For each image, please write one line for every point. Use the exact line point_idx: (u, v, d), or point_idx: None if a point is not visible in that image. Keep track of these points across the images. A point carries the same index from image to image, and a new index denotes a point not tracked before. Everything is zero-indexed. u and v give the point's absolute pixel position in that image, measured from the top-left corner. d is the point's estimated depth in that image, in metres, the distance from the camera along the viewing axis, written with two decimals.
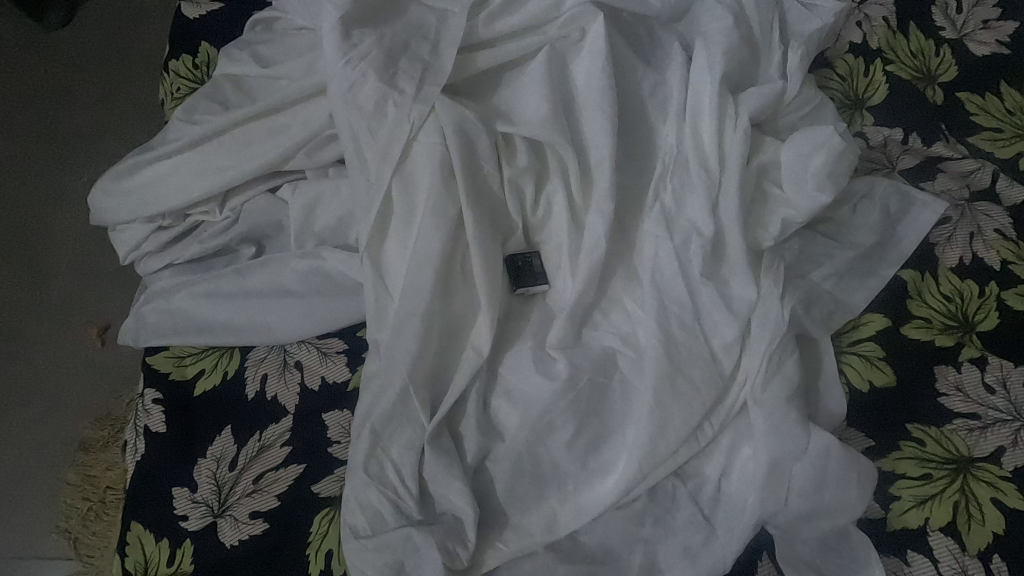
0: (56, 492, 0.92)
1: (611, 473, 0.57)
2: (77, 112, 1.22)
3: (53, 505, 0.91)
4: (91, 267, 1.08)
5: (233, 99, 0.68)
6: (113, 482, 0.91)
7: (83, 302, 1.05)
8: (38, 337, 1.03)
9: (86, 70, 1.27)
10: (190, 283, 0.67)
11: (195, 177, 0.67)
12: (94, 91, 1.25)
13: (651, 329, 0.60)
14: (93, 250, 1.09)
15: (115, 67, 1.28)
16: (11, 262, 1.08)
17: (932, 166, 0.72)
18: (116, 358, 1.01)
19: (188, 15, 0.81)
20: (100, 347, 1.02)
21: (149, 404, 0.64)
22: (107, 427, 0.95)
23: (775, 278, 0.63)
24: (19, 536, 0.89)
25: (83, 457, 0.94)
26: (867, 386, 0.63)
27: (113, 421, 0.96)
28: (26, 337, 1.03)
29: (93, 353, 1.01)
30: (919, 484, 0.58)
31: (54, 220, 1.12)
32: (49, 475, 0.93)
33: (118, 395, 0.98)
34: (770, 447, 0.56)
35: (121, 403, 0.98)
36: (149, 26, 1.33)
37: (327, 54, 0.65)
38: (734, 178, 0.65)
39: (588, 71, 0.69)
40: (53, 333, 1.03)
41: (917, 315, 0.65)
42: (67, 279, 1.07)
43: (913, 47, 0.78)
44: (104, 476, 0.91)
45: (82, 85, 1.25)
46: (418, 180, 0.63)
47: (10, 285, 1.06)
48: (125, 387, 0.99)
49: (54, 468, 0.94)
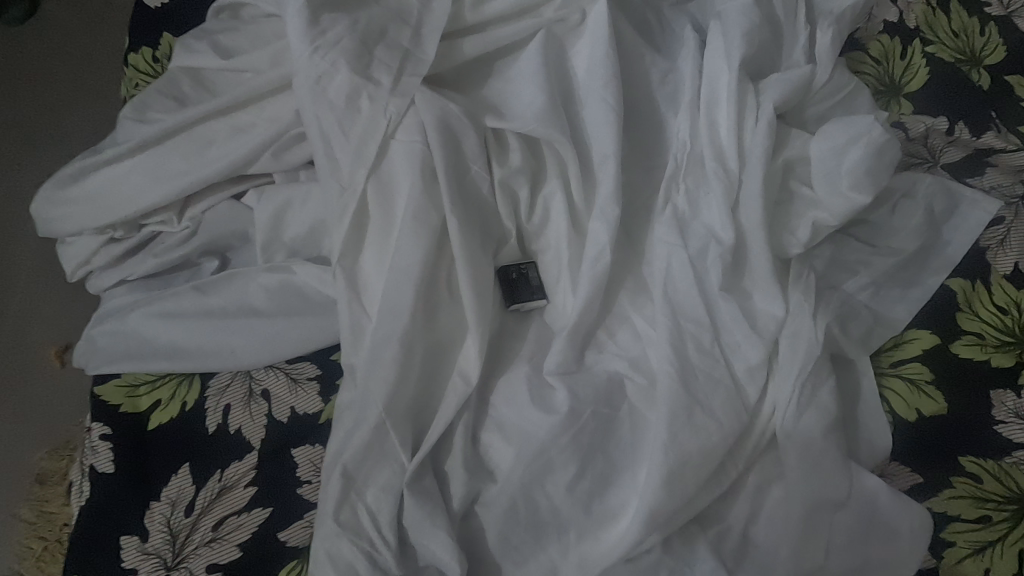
0: (9, 529, 0.85)
1: (620, 519, 0.49)
2: (37, 110, 1.16)
3: (7, 544, 0.85)
4: (53, 281, 1.01)
5: (189, 93, 0.60)
6: (65, 519, 0.83)
7: (44, 321, 0.99)
8: None
9: (49, 65, 1.21)
10: (144, 302, 0.60)
11: (146, 183, 0.59)
12: (56, 88, 1.18)
13: (665, 352, 0.52)
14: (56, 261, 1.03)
15: (80, 62, 1.21)
16: None
17: (980, 160, 0.63)
18: (75, 380, 0.95)
19: (149, 4, 0.74)
20: (59, 369, 0.95)
21: (96, 440, 0.56)
22: (63, 457, 0.89)
23: (805, 290, 0.55)
24: None
25: (40, 491, 0.87)
26: (914, 415, 0.54)
27: (69, 450, 0.90)
28: None
29: (51, 375, 0.95)
30: (976, 528, 0.49)
31: (15, 230, 1.05)
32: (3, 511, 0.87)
33: (75, 421, 0.92)
34: (805, 490, 0.48)
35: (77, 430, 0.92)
36: (115, 19, 1.26)
37: (293, 42, 0.57)
38: (757, 176, 0.57)
39: (590, 58, 0.61)
40: (10, 356, 0.96)
41: (967, 331, 0.56)
42: (28, 295, 1.00)
43: (954, 26, 0.69)
44: (58, 514, 0.85)
45: (44, 82, 1.19)
46: (397, 184, 0.56)
47: None
48: (81, 411, 0.92)
49: (8, 504, 0.87)
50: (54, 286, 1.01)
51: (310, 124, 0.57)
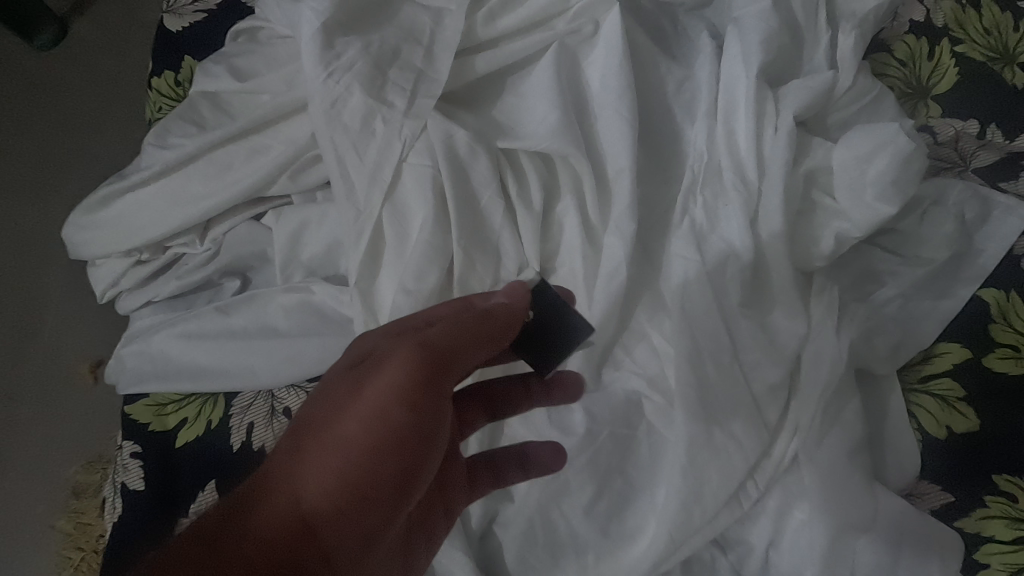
0: (44, 537, 0.85)
1: (638, 540, 0.50)
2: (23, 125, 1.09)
3: (43, 552, 0.84)
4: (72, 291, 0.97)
5: (209, 117, 0.62)
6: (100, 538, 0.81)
7: (69, 339, 0.95)
8: (31, 378, 0.94)
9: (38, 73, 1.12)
10: (171, 322, 0.62)
11: (171, 207, 0.61)
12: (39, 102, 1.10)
13: (682, 370, 0.51)
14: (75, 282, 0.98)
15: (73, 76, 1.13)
16: None
17: (1014, 161, 0.61)
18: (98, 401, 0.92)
19: (170, 28, 0.75)
20: (91, 383, 0.93)
21: (128, 459, 0.60)
22: (97, 470, 0.88)
23: (828, 307, 0.54)
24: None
25: (75, 503, 0.86)
26: (945, 433, 0.53)
27: (103, 464, 0.88)
28: (14, 385, 0.93)
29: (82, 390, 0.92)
30: (1012, 550, 0.49)
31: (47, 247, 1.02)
32: (38, 525, 0.85)
33: (111, 434, 0.91)
34: (831, 515, 0.47)
35: (110, 441, 0.90)
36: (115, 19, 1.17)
37: (308, 66, 0.57)
38: (776, 188, 0.55)
39: (603, 70, 0.60)
40: (54, 372, 0.93)
41: (1002, 343, 0.54)
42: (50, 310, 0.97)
43: (985, 23, 0.66)
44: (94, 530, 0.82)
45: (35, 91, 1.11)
46: (410, 208, 0.56)
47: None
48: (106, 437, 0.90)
49: (45, 515, 0.86)
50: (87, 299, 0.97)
51: (325, 147, 0.57)
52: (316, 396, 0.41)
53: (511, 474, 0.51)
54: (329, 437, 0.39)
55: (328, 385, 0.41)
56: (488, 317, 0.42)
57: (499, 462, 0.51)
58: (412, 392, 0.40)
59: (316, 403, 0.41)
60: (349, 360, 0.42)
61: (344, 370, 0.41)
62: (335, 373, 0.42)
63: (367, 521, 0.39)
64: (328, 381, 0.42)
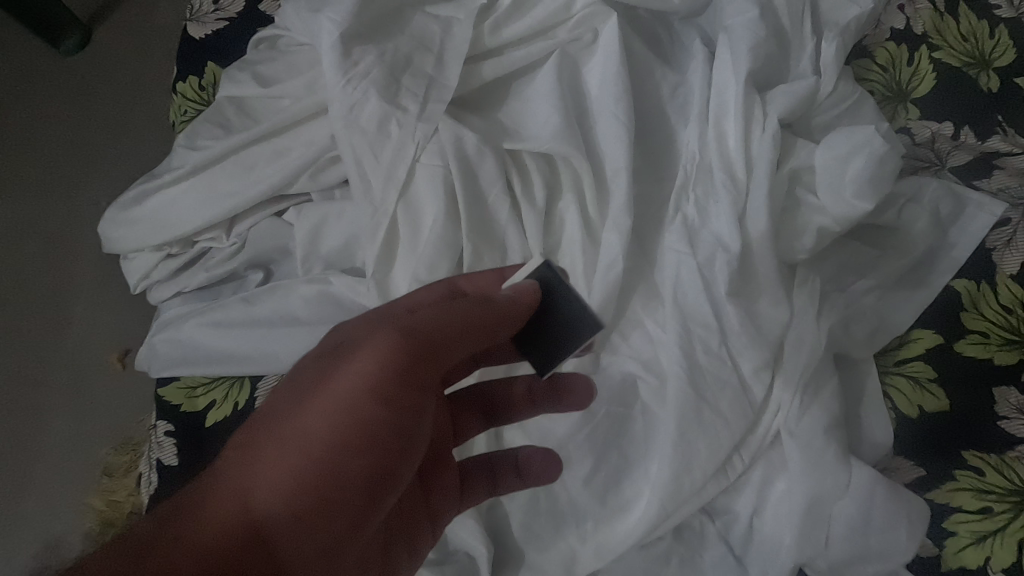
0: (80, 504, 0.96)
1: (633, 509, 0.54)
2: (63, 129, 1.19)
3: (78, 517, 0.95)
4: (105, 283, 1.07)
5: (234, 121, 0.67)
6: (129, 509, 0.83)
7: (103, 328, 1.04)
8: (65, 362, 1.03)
9: (76, 80, 1.22)
10: (199, 312, 0.66)
11: (200, 204, 0.65)
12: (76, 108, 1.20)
13: (674, 354, 0.56)
14: (109, 274, 1.07)
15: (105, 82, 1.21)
16: (27, 282, 1.09)
17: (987, 162, 0.65)
18: (130, 387, 1.01)
19: (194, 35, 0.80)
20: (120, 371, 1.02)
21: (163, 437, 0.66)
22: (130, 451, 0.94)
23: (809, 296, 0.58)
24: (46, 536, 0.95)
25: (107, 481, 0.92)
26: (916, 412, 0.58)
27: (135, 446, 0.94)
28: (53, 368, 1.03)
29: (112, 378, 1.02)
30: (978, 519, 0.53)
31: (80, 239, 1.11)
32: (74, 493, 0.97)
33: (139, 420, 0.99)
34: (809, 485, 0.52)
35: (143, 425, 0.97)
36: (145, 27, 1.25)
37: (328, 73, 0.62)
38: (763, 186, 0.59)
39: (602, 76, 0.64)
40: (87, 359, 1.03)
41: (972, 329, 0.59)
42: (83, 300, 1.07)
43: (963, 30, 0.70)
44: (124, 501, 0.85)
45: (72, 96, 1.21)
46: (422, 205, 0.61)
47: (41, 304, 1.08)
48: (135, 420, 0.99)
49: (81, 485, 0.97)
50: (119, 293, 1.06)
51: (344, 149, 0.62)
52: (288, 387, 0.43)
53: (510, 481, 0.54)
54: (296, 430, 0.41)
55: (299, 375, 0.43)
56: (486, 302, 0.45)
57: (499, 467, 0.55)
58: (380, 387, 0.42)
59: (287, 394, 0.43)
60: (323, 351, 0.44)
61: (317, 361, 0.43)
62: (308, 363, 0.44)
63: (331, 522, 0.41)
64: (301, 370, 0.44)
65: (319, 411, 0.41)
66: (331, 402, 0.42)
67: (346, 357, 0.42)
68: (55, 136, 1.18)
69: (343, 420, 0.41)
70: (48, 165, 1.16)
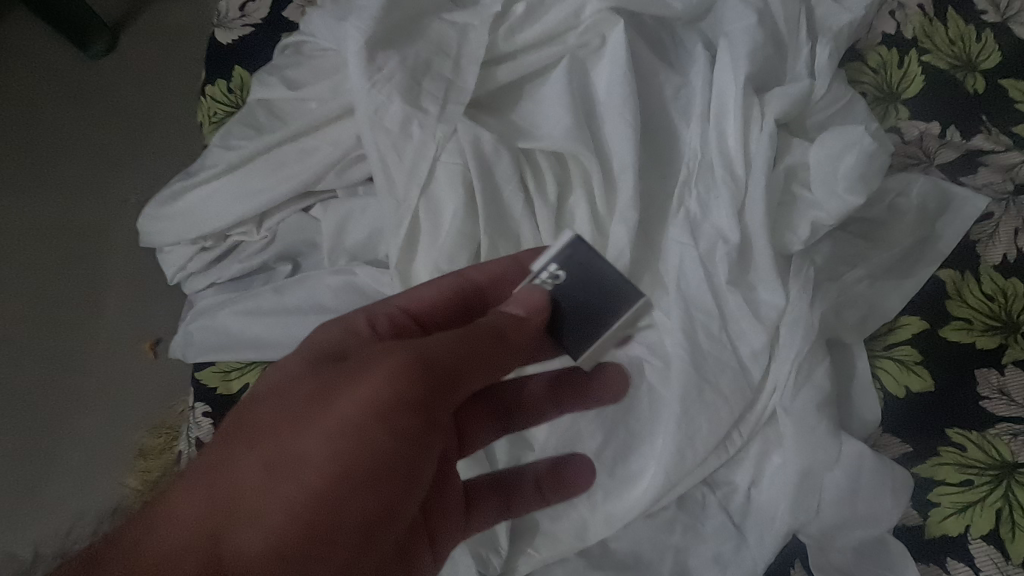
0: (114, 481, 1.04)
1: (640, 480, 0.58)
2: (94, 129, 1.29)
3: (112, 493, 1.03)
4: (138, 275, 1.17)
5: (265, 123, 0.72)
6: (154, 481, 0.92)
7: (136, 319, 1.14)
8: (99, 350, 1.13)
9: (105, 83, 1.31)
10: (232, 301, 0.71)
11: (233, 201, 0.70)
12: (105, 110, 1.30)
13: (678, 338, 0.60)
14: (140, 265, 1.17)
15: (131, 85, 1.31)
16: (65, 270, 1.19)
17: (972, 159, 0.69)
18: (161, 373, 1.10)
19: (222, 41, 0.84)
20: (151, 359, 1.11)
21: (201, 417, 0.70)
22: (162, 435, 1.03)
23: (805, 283, 0.62)
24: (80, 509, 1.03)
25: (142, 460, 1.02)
26: (903, 392, 0.62)
27: (168, 430, 1.03)
28: (89, 354, 1.13)
29: (144, 365, 1.10)
30: (959, 491, 0.57)
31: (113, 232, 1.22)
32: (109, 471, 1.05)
33: (170, 405, 1.07)
34: (802, 457, 0.56)
35: (173, 411, 1.06)
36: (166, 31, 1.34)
37: (354, 77, 0.66)
38: (761, 182, 0.63)
39: (610, 79, 0.69)
40: (120, 347, 1.12)
41: (957, 316, 0.63)
42: (115, 291, 1.16)
43: (951, 34, 0.74)
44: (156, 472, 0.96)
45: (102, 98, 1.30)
46: (442, 200, 0.65)
47: (77, 290, 1.18)
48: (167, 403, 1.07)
49: (116, 464, 1.06)
50: (149, 285, 1.16)
51: (369, 148, 0.66)
52: (288, 405, 0.43)
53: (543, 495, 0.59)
54: (291, 454, 0.41)
55: (302, 394, 0.43)
56: (503, 331, 0.44)
57: (532, 482, 0.59)
58: (379, 416, 0.41)
59: (290, 411, 0.42)
60: (328, 369, 0.43)
61: (325, 381, 0.43)
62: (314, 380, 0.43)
63: (328, 559, 0.41)
64: (304, 386, 0.43)
65: (323, 437, 0.41)
66: (334, 427, 0.41)
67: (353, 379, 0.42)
68: (87, 136, 1.28)
69: (346, 447, 0.41)
70: (80, 163, 1.26)
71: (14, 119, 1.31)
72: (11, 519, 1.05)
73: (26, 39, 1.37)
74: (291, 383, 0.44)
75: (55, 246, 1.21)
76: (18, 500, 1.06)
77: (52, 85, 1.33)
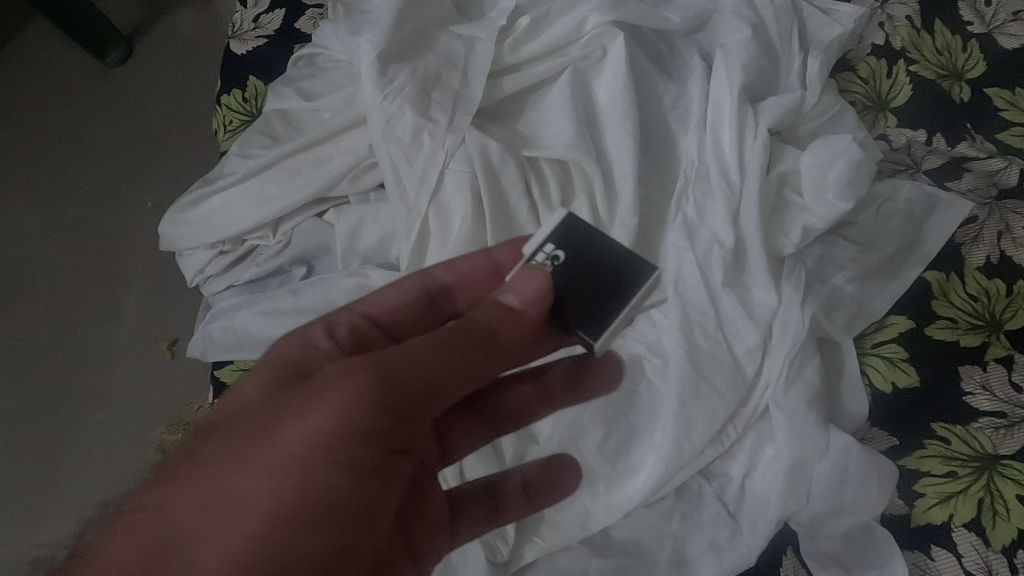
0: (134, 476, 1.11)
1: (640, 472, 0.61)
2: (117, 143, 1.38)
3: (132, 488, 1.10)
4: (160, 283, 1.26)
5: (281, 131, 0.75)
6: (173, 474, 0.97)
7: (156, 323, 1.23)
8: (124, 355, 1.21)
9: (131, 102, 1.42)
10: (249, 302, 0.74)
11: (250, 207, 0.73)
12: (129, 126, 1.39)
13: (675, 336, 0.63)
14: (164, 273, 1.27)
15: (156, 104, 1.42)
16: (90, 276, 1.28)
17: (958, 166, 0.72)
18: (181, 372, 1.19)
19: (237, 53, 0.87)
20: (170, 358, 1.20)
21: None
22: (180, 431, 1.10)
23: (796, 285, 0.65)
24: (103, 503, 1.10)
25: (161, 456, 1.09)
26: (890, 388, 0.65)
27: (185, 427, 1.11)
28: (113, 358, 1.22)
29: (164, 365, 1.20)
30: (943, 481, 0.60)
31: (134, 240, 1.31)
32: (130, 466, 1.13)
33: (188, 402, 1.16)
34: (793, 449, 0.60)
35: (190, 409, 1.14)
36: (190, 57, 1.46)
37: (366, 89, 0.70)
38: (755, 188, 0.67)
39: (610, 90, 0.72)
40: (141, 351, 1.21)
41: (942, 316, 0.66)
42: (137, 298, 1.25)
43: (938, 45, 0.77)
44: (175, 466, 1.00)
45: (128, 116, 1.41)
46: (451, 206, 0.68)
47: (99, 295, 1.26)
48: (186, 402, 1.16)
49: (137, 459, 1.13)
50: (167, 292, 1.25)
51: (381, 156, 0.70)
52: (231, 431, 0.41)
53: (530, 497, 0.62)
54: (229, 487, 0.38)
55: (248, 419, 0.41)
56: (493, 339, 0.45)
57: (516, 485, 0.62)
58: (336, 438, 0.39)
59: (235, 439, 0.40)
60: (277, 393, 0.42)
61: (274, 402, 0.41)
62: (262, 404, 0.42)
63: None
64: (252, 412, 0.41)
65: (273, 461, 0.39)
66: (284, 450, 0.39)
67: (302, 399, 0.40)
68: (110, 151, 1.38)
69: (300, 470, 0.39)
70: (102, 176, 1.36)
71: (39, 135, 1.40)
72: (37, 511, 1.12)
73: (54, 60, 1.48)
74: (241, 408, 0.42)
75: (78, 252, 1.30)
76: (45, 493, 1.13)
77: (78, 102, 1.43)
